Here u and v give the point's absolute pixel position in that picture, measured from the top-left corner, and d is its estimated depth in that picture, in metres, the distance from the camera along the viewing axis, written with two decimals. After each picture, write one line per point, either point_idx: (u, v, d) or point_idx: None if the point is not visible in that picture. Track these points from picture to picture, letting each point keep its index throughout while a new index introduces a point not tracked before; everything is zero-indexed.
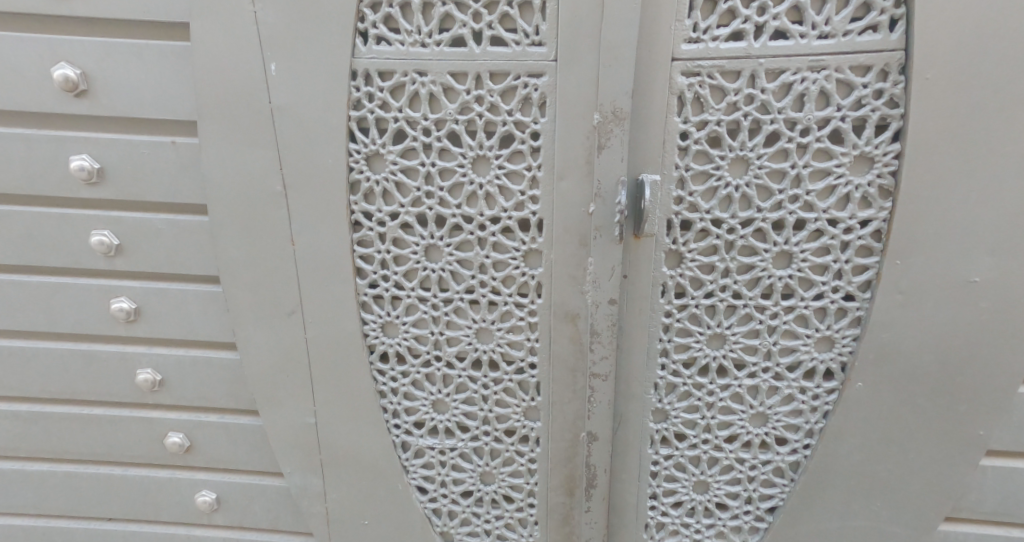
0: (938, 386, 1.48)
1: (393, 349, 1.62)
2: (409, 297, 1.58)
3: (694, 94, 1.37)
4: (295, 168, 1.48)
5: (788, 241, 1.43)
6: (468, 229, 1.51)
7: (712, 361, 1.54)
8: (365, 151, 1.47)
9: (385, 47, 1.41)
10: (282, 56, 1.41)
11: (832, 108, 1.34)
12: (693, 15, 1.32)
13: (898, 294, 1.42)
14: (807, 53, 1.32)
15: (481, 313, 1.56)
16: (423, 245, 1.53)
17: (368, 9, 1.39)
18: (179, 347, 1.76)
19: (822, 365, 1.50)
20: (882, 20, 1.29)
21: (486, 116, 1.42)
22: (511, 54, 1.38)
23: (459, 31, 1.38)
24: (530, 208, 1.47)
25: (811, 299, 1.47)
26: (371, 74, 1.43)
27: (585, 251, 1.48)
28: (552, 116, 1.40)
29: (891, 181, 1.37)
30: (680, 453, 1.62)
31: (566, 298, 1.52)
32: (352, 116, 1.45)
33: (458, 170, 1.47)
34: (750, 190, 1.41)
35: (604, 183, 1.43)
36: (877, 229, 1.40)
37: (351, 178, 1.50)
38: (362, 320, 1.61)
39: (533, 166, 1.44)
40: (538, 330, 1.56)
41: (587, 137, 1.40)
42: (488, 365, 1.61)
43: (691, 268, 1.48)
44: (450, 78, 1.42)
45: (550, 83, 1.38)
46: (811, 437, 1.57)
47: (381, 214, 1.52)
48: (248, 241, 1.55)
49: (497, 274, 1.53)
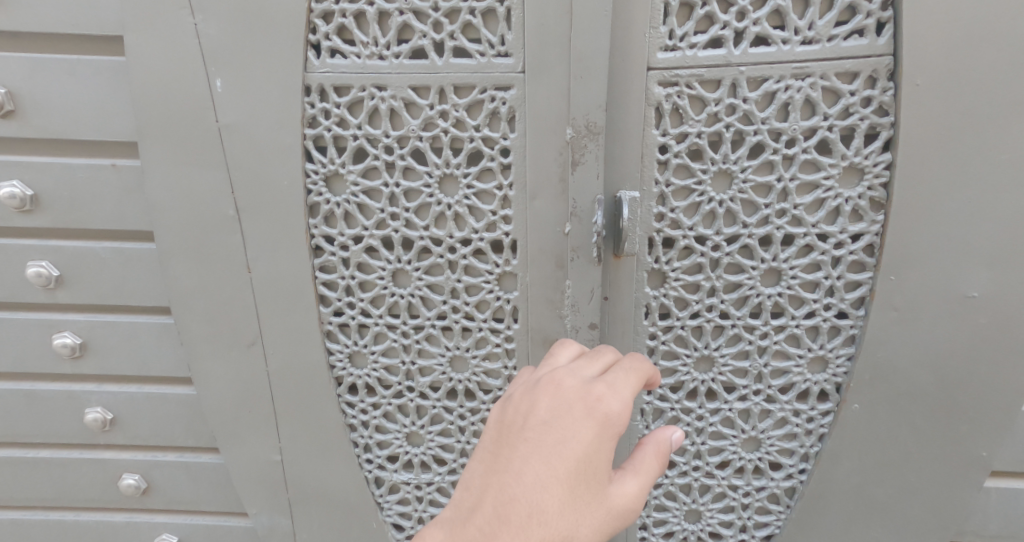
0: (937, 407, 1.37)
1: (362, 381, 1.52)
2: (376, 325, 1.48)
3: (672, 105, 1.28)
4: (247, 189, 1.38)
5: (776, 257, 1.35)
6: (437, 252, 1.41)
7: (700, 385, 1.46)
8: (323, 171, 1.38)
9: (340, 60, 1.32)
10: (229, 70, 1.31)
11: (819, 117, 1.24)
12: (669, 22, 1.23)
13: (894, 311, 1.32)
14: (790, 60, 1.22)
15: (455, 340, 1.47)
16: (390, 269, 1.43)
17: (320, 20, 1.30)
18: (130, 384, 1.64)
19: (816, 387, 1.43)
20: (869, 24, 1.18)
21: (452, 132, 1.33)
22: (476, 67, 1.29)
23: (419, 42, 1.29)
24: (503, 229, 1.38)
25: (802, 318, 1.39)
26: (326, 89, 1.33)
27: (562, 274, 1.40)
28: (521, 132, 1.31)
29: (882, 193, 1.26)
30: (670, 482, 1.54)
31: (545, 324, 1.43)
32: (308, 135, 1.35)
33: (424, 190, 1.38)
34: (734, 205, 1.32)
35: (580, 202, 1.34)
36: (870, 243, 1.30)
37: (310, 200, 1.40)
38: (327, 350, 1.51)
39: (504, 185, 1.35)
40: (516, 357, 1.47)
41: (561, 154, 1.32)
42: (465, 395, 1.51)
43: (675, 288, 1.40)
44: (412, 93, 1.32)
45: (519, 96, 1.30)
46: (807, 462, 1.49)
47: (344, 238, 1.42)
48: (201, 269, 1.45)
49: (470, 299, 1.44)
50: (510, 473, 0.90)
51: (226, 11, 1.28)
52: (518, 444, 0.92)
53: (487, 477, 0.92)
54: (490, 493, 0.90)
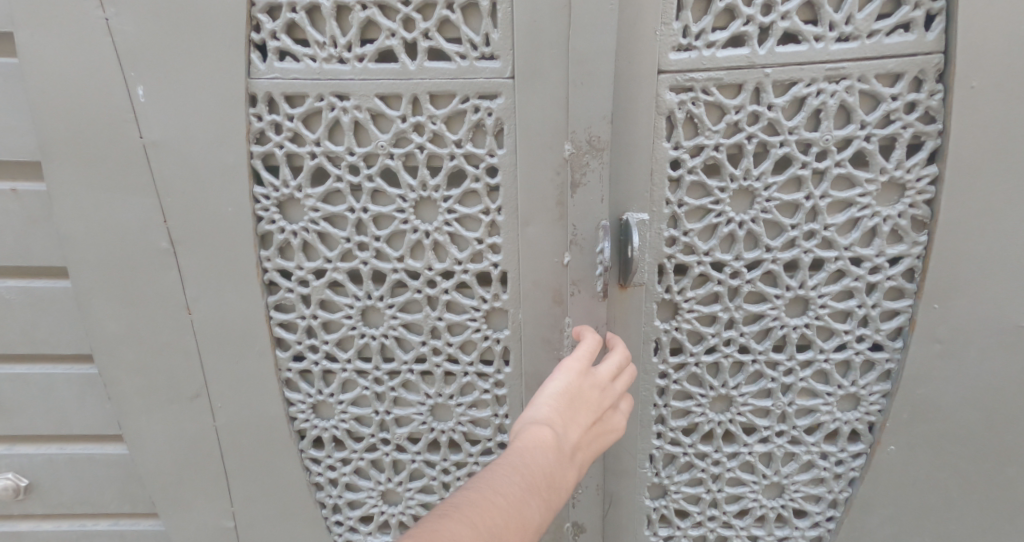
0: (983, 447, 1.22)
1: (329, 434, 1.30)
2: (344, 370, 1.26)
3: (686, 113, 1.09)
4: (181, 216, 1.17)
5: (803, 284, 1.17)
6: (414, 287, 1.20)
7: (716, 428, 1.28)
8: (275, 196, 1.16)
9: (291, 63, 1.11)
10: (152, 77, 1.10)
11: (855, 125, 1.07)
12: (683, 17, 1.05)
13: (937, 342, 1.17)
14: (823, 60, 1.05)
15: (436, 387, 1.26)
16: (358, 307, 1.22)
17: (265, 16, 1.10)
18: (50, 444, 1.39)
19: (846, 427, 1.25)
20: (917, 17, 1.02)
21: (428, 148, 1.13)
22: (455, 71, 1.10)
23: (387, 42, 1.09)
24: (491, 259, 1.18)
25: (832, 351, 1.22)
26: (276, 98, 1.13)
27: (562, 310, 1.20)
28: (512, 147, 1.12)
29: (926, 211, 1.10)
30: (683, 534, 1.35)
31: (539, 368, 1.23)
32: (256, 153, 1.15)
33: (397, 216, 1.17)
34: (756, 227, 1.14)
35: (581, 228, 1.14)
36: (910, 267, 1.14)
37: (261, 230, 1.18)
38: (287, 401, 1.28)
39: (491, 209, 1.16)
40: (507, 405, 1.27)
41: (558, 173, 1.12)
42: (448, 448, 1.30)
43: (689, 320, 1.21)
44: (380, 102, 1.12)
45: (507, 106, 1.10)
46: (835, 508, 1.31)
47: (302, 272, 1.20)
48: (128, 311, 1.23)
49: (454, 339, 1.23)
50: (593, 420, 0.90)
51: (145, 5, 1.07)
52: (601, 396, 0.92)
53: (576, 407, 0.89)
54: (581, 427, 0.88)
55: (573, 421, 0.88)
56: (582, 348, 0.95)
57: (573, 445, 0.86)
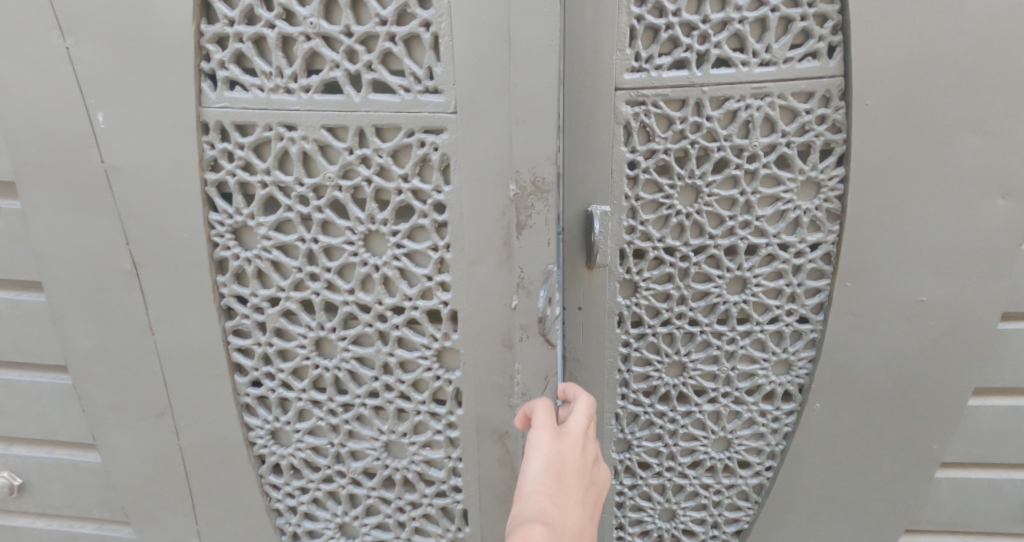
0: (892, 405, 1.44)
1: (288, 460, 1.46)
2: (300, 400, 1.41)
3: (640, 123, 1.30)
4: (140, 237, 1.33)
5: (741, 266, 1.38)
6: (365, 320, 1.34)
7: (671, 390, 1.47)
8: (229, 223, 1.31)
9: (240, 92, 1.24)
10: (112, 108, 1.26)
11: (778, 134, 1.29)
12: (635, 45, 1.25)
13: (851, 315, 1.38)
14: (749, 81, 1.27)
15: (388, 424, 1.41)
16: (312, 337, 1.36)
17: (215, 45, 1.23)
18: (41, 448, 1.60)
19: (780, 388, 1.46)
20: (820, 48, 1.25)
21: (375, 182, 1.26)
22: (400, 105, 1.21)
23: (331, 73, 1.20)
24: (440, 296, 1.31)
25: (766, 323, 1.43)
26: (227, 126, 1.26)
27: (511, 355, 1.31)
28: (456, 185, 1.23)
29: (837, 205, 1.33)
30: (645, 483, 1.54)
31: (488, 412, 1.36)
32: (209, 180, 1.29)
33: (346, 247, 1.30)
34: (700, 218, 1.35)
35: (528, 271, 1.26)
36: (826, 252, 1.37)
37: (217, 255, 1.33)
38: (247, 426, 1.45)
39: (439, 245, 1.28)
40: (461, 448, 1.41)
41: (503, 213, 1.23)
42: (403, 484, 1.46)
43: (646, 297, 1.40)
44: (327, 133, 1.24)
45: (451, 140, 1.21)
46: (773, 458, 1.53)
47: (257, 298, 1.35)
48: (103, 321, 1.41)
49: (406, 377, 1.38)
50: (571, 500, 0.95)
51: (106, 43, 1.22)
52: (570, 471, 0.98)
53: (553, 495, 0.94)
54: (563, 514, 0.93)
55: (554, 510, 0.93)
56: (539, 434, 1.00)
57: (558, 530, 0.91)
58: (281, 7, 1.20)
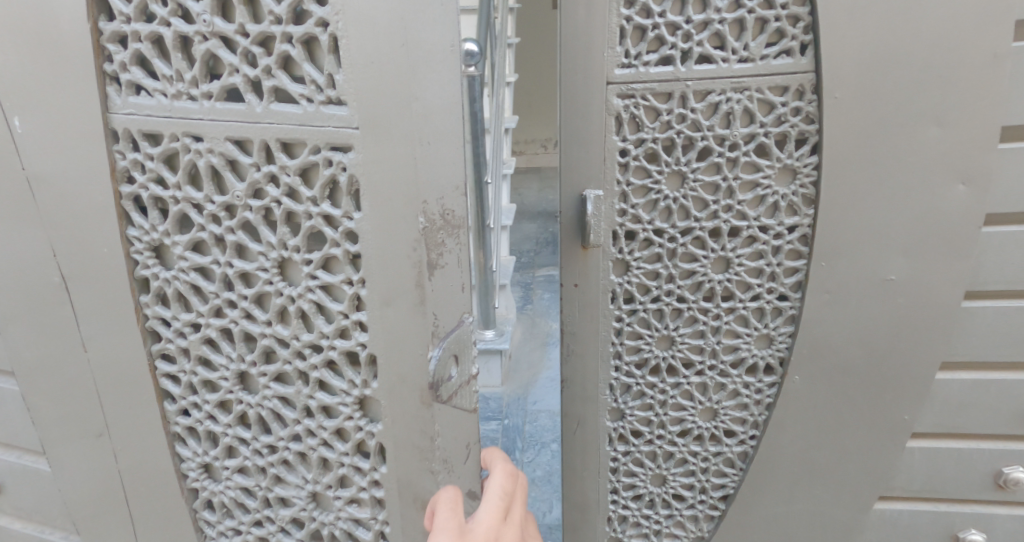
0: (865, 378, 1.56)
1: (219, 498, 1.36)
2: (227, 436, 1.30)
3: (630, 114, 1.46)
4: (64, 243, 1.23)
5: (724, 248, 1.53)
6: (284, 358, 1.19)
7: (662, 361, 1.64)
8: (146, 239, 1.19)
9: (145, 97, 1.10)
10: (25, 106, 1.14)
11: (756, 125, 1.43)
12: (625, 43, 1.41)
13: (825, 293, 1.50)
14: (729, 76, 1.40)
15: (312, 474, 1.28)
16: (232, 369, 1.24)
17: (115, 44, 1.09)
18: None
19: (762, 360, 1.61)
20: (794, 46, 1.36)
21: (284, 203, 1.08)
22: (301, 115, 1.02)
23: (231, 79, 1.03)
24: (357, 337, 1.12)
25: (749, 300, 1.57)
26: (134, 134, 1.13)
27: (429, 415, 1.15)
28: (367, 211, 1.04)
29: (812, 190, 1.46)
30: (637, 449, 1.73)
31: (411, 478, 1.20)
32: (122, 192, 1.17)
33: (259, 274, 1.15)
34: (686, 202, 1.50)
35: (443, 317, 1.11)
36: (803, 234, 1.50)
37: (137, 274, 1.22)
38: (179, 455, 1.36)
39: (352, 280, 1.09)
40: (387, 512, 1.25)
41: (414, 249, 1.06)
42: (329, 537, 1.33)
43: (637, 275, 1.58)
44: (233, 146, 1.08)
45: (358, 160, 1.01)
46: (756, 427, 1.68)
47: (178, 321, 1.23)
48: (34, 327, 1.33)
49: (328, 424, 1.22)
50: None
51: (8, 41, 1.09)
52: None
53: None
54: None
55: None
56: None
57: None
58: (175, 3, 1.04)
